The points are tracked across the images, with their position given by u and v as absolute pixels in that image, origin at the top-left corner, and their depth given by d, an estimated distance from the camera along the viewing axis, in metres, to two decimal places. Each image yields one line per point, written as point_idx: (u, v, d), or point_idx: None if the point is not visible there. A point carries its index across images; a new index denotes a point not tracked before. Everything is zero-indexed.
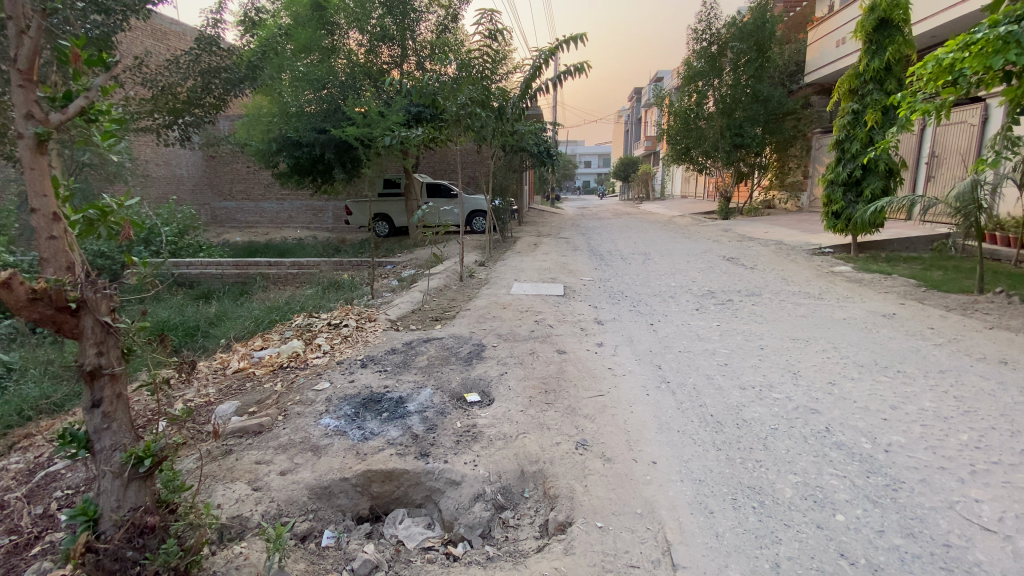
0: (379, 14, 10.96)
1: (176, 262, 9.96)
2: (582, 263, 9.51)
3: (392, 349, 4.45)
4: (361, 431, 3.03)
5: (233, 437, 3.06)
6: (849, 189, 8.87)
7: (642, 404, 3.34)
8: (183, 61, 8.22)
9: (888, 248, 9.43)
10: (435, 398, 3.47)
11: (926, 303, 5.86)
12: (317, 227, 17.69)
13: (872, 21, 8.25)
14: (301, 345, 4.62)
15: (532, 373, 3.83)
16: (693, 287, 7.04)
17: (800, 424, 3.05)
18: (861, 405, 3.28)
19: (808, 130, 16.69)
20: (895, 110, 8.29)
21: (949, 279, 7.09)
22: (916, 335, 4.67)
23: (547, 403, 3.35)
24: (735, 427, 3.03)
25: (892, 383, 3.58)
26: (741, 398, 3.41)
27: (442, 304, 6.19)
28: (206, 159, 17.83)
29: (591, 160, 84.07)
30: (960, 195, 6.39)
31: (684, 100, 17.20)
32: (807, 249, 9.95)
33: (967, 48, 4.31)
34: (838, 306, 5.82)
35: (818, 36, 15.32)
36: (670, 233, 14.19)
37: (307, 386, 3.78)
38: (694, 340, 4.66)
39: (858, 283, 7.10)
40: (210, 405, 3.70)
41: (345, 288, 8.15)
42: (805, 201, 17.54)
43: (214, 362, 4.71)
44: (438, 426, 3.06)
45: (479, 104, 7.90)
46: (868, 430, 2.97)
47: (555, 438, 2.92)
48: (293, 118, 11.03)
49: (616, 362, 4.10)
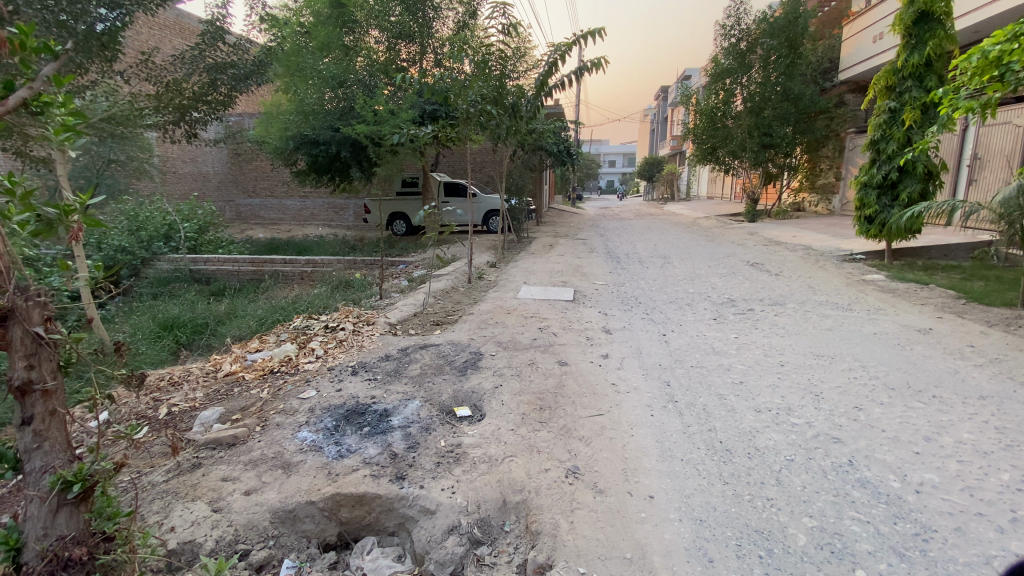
0: (398, 11, 10.88)
1: (195, 258, 10.01)
2: (597, 265, 9.22)
3: (386, 356, 4.27)
4: (338, 447, 2.85)
5: (206, 449, 2.93)
6: (884, 192, 8.34)
7: (644, 427, 3.06)
8: (188, 56, 8.11)
9: (923, 255, 8.87)
10: (422, 411, 3.26)
11: (966, 317, 5.39)
12: (337, 224, 17.77)
13: (911, 14, 7.72)
14: (294, 349, 4.48)
15: (528, 388, 3.58)
16: (712, 295, 6.68)
17: (819, 456, 2.73)
18: (889, 435, 2.93)
19: (842, 130, 15.94)
20: (935, 109, 7.74)
21: (992, 291, 6.56)
22: (953, 353, 4.26)
23: (540, 421, 3.10)
24: (747, 457, 2.73)
25: (926, 410, 3.21)
26: (756, 423, 3.10)
27: (446, 308, 5.99)
28: (231, 157, 18.06)
29: (616, 159, 82.92)
30: (1005, 200, 5.86)
31: (711, 98, 16.66)
32: (837, 256, 9.44)
33: (1016, 39, 3.87)
34: (868, 319, 5.39)
35: (854, 31, 14.62)
36: (692, 236, 13.74)
37: (292, 394, 3.62)
38: (708, 353, 4.35)
39: (892, 294, 6.64)
40: (194, 412, 3.59)
41: (354, 287, 8.05)
42: (837, 204, 16.79)
43: (208, 363, 4.61)
44: (420, 445, 2.85)
45: (491, 101, 7.66)
46: (897, 466, 2.63)
47: (544, 463, 2.67)
48: (310, 115, 10.96)
49: (621, 376, 3.82)
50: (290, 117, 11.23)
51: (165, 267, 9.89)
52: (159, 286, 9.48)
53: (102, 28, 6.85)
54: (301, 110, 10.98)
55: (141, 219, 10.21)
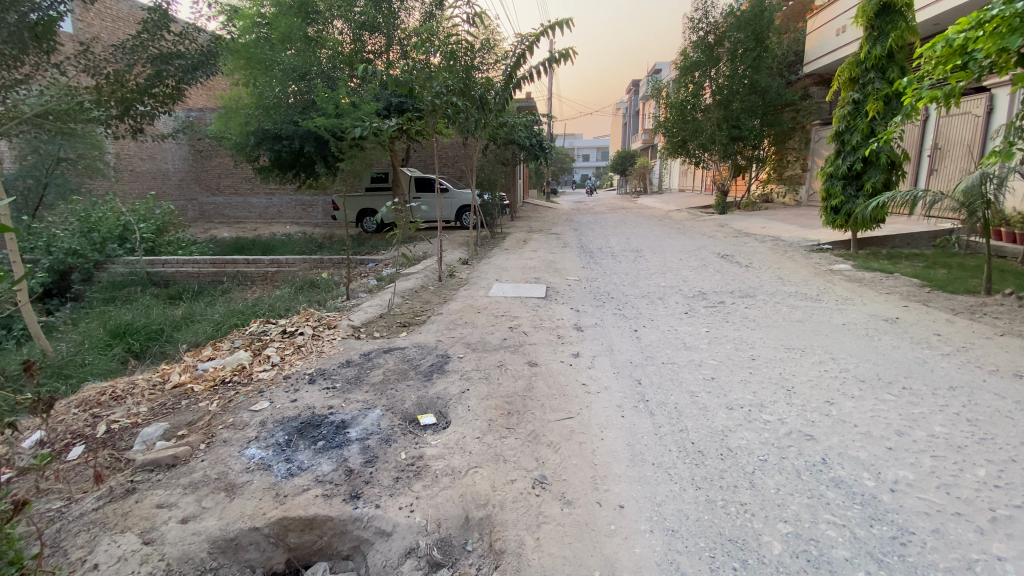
0: (363, 2, 10.49)
1: (152, 260, 9.51)
2: (570, 260, 9.13)
3: (347, 362, 4.05)
4: (288, 465, 2.65)
5: (142, 472, 2.70)
6: (848, 183, 8.47)
7: (615, 429, 2.93)
8: (129, 45, 7.54)
9: (888, 244, 9.06)
10: (382, 422, 3.07)
11: (931, 306, 5.48)
12: (306, 222, 17.23)
13: (874, 6, 7.79)
14: (248, 357, 4.22)
15: (496, 392, 3.42)
16: (684, 288, 6.65)
17: (793, 455, 2.66)
18: (861, 430, 2.89)
19: (807, 122, 16.23)
20: (897, 100, 7.87)
21: (954, 278, 6.70)
22: (922, 343, 4.28)
23: (508, 428, 2.95)
24: (719, 459, 2.64)
25: (896, 402, 3.18)
26: (728, 421, 3.02)
27: (414, 308, 5.78)
28: (193, 154, 17.36)
29: (589, 152, 83.36)
30: (968, 188, 6.02)
31: (680, 91, 16.75)
32: (805, 246, 9.58)
33: (980, 27, 3.79)
34: (836, 309, 5.41)
35: (818, 24, 14.86)
36: (664, 229, 13.78)
37: (243, 406, 3.39)
38: (680, 349, 4.26)
39: (858, 283, 6.73)
40: (135, 429, 3.32)
41: (319, 288, 7.74)
42: (804, 195, 17.11)
43: (155, 374, 4.30)
44: (378, 458, 2.67)
45: (458, 93, 7.42)
46: (870, 463, 2.59)
47: (510, 474, 2.51)
48: (271, 110, 10.56)
49: (592, 376, 3.69)
50: (250, 112, 10.81)
51: (120, 269, 9.31)
52: (114, 290, 8.94)
53: (36, 18, 6.37)
54: (262, 104, 10.55)
55: (93, 220, 9.65)
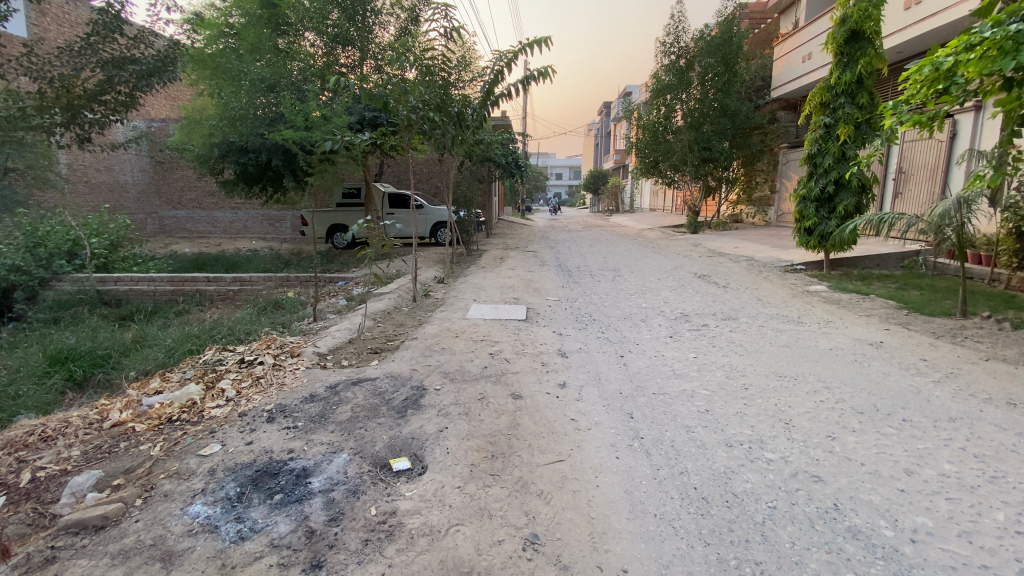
0: (336, 14, 10.19)
1: (103, 278, 8.85)
2: (549, 279, 8.93)
3: (310, 397, 3.68)
4: (238, 526, 2.28)
5: (65, 535, 2.29)
6: (821, 205, 8.57)
7: (610, 474, 2.67)
8: (76, 47, 6.95)
9: (859, 265, 9.22)
10: (349, 468, 2.73)
11: (912, 329, 5.46)
12: (273, 237, 16.60)
13: (843, 33, 7.99)
14: (200, 391, 3.79)
15: (478, 430, 3.12)
16: (665, 310, 6.51)
17: (802, 500, 2.45)
18: (869, 470, 2.71)
19: (775, 145, 16.66)
20: (866, 125, 8.08)
21: (929, 300, 6.78)
22: (911, 369, 4.19)
23: (492, 475, 2.65)
24: (726, 507, 2.40)
25: (899, 437, 3.03)
26: (729, 461, 2.80)
27: (387, 332, 5.44)
28: (154, 165, 16.66)
29: (562, 171, 84.67)
30: (943, 213, 6.12)
31: (653, 113, 17.05)
32: (779, 266, 9.66)
33: (969, 50, 3.86)
34: (821, 333, 5.32)
35: (783, 52, 15.40)
36: (639, 247, 13.81)
37: (190, 450, 2.98)
38: (669, 377, 4.05)
39: (836, 305, 6.73)
40: (63, 477, 2.85)
41: (285, 309, 7.28)
42: (773, 215, 17.48)
43: (92, 409, 3.79)
44: (345, 515, 2.34)
45: (434, 108, 7.15)
46: (884, 508, 2.39)
47: (497, 533, 2.21)
48: (236, 121, 10.05)
49: (580, 410, 3.43)
50: (215, 123, 10.36)
51: (66, 287, 8.57)
52: (59, 309, 8.20)
53: None
54: (228, 116, 10.05)
55: (40, 234, 8.95)
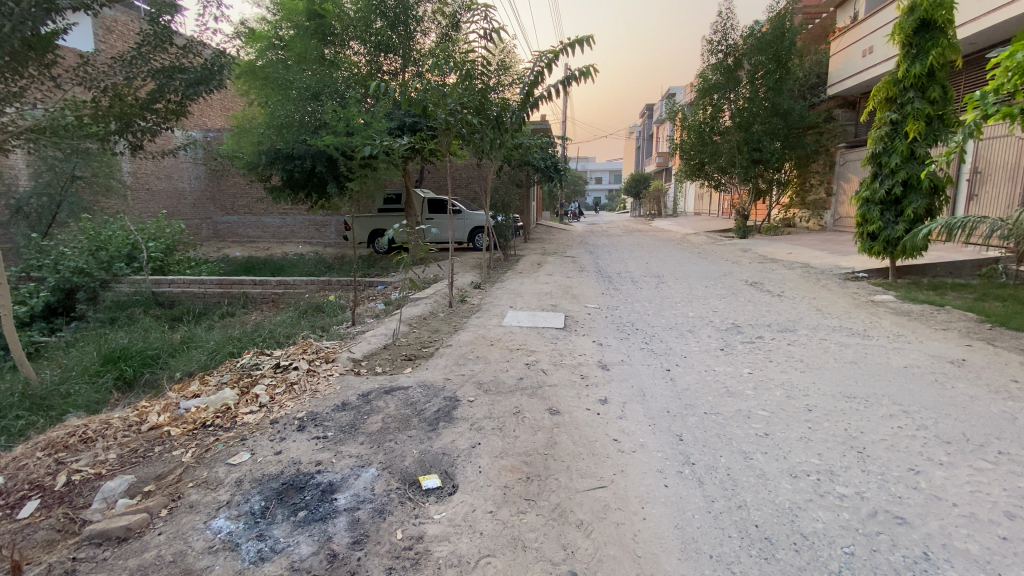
0: (379, 22, 10.32)
1: (157, 279, 9.19)
2: (588, 286, 8.66)
3: (342, 406, 3.58)
4: (259, 545, 2.17)
5: (88, 546, 2.24)
6: (887, 208, 7.88)
7: (660, 504, 2.42)
8: (128, 57, 7.24)
9: (929, 273, 8.46)
10: (378, 484, 2.60)
11: (998, 345, 4.86)
12: (318, 242, 17.03)
13: (912, 23, 7.37)
14: (235, 396, 3.77)
15: (512, 447, 2.92)
16: (714, 319, 6.11)
17: (886, 548, 2.11)
18: (963, 512, 2.33)
19: (831, 145, 15.72)
20: (939, 121, 7.40)
21: (1016, 312, 6.07)
22: (1002, 393, 3.68)
23: (527, 500, 2.44)
24: (794, 550, 2.10)
25: (997, 474, 2.62)
26: (795, 495, 2.48)
27: (421, 338, 5.33)
28: (210, 173, 17.46)
29: (602, 176, 83.81)
30: None
31: (698, 114, 16.48)
32: (838, 274, 9.00)
33: None
34: (891, 349, 4.82)
35: (841, 46, 14.54)
36: (684, 253, 13.26)
37: (220, 458, 2.93)
38: (722, 396, 3.71)
39: (907, 316, 6.14)
40: (96, 482, 2.84)
41: (324, 313, 7.33)
42: (829, 219, 16.25)
43: (133, 411, 3.82)
44: (369, 538, 2.19)
45: (473, 111, 7.03)
46: (990, 561, 2.03)
47: (531, 570, 1.99)
48: (283, 129, 10.34)
49: (625, 430, 3.16)
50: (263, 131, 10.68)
51: (124, 289, 8.95)
52: (116, 310, 8.59)
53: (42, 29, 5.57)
54: (274, 124, 10.33)
55: (103, 237, 9.31)
